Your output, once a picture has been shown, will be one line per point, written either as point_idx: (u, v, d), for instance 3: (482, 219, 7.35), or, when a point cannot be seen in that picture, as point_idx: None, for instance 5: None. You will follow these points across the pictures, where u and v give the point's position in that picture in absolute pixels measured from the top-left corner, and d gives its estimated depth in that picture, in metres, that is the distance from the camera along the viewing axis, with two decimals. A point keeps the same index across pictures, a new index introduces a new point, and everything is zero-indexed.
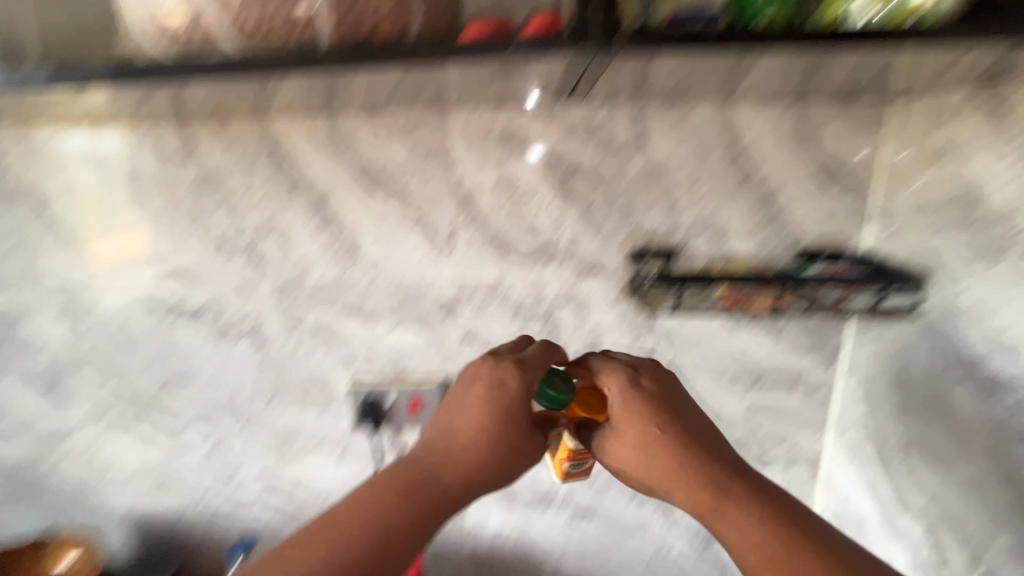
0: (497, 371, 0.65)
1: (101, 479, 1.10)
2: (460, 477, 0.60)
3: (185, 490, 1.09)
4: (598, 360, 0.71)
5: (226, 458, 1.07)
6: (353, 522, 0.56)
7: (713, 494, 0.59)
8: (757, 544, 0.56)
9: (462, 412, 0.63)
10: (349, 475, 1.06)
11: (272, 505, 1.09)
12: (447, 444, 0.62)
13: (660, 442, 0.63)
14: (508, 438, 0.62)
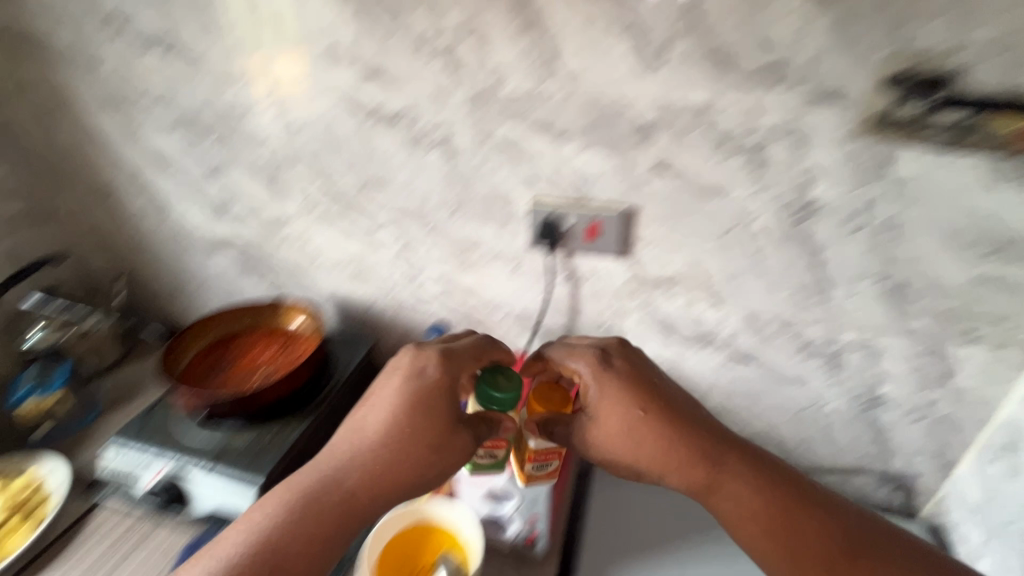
0: (427, 354, 0.86)
1: (310, 264, 1.29)
2: (364, 479, 0.78)
3: (377, 283, 1.25)
4: (554, 352, 0.89)
5: (412, 259, 1.19)
6: (297, 512, 0.76)
7: (701, 465, 0.80)
8: (745, 506, 0.79)
9: (375, 411, 0.83)
10: (519, 289, 1.14)
11: (448, 306, 1.23)
12: (355, 443, 0.81)
13: (635, 416, 0.81)
14: (410, 437, 0.79)
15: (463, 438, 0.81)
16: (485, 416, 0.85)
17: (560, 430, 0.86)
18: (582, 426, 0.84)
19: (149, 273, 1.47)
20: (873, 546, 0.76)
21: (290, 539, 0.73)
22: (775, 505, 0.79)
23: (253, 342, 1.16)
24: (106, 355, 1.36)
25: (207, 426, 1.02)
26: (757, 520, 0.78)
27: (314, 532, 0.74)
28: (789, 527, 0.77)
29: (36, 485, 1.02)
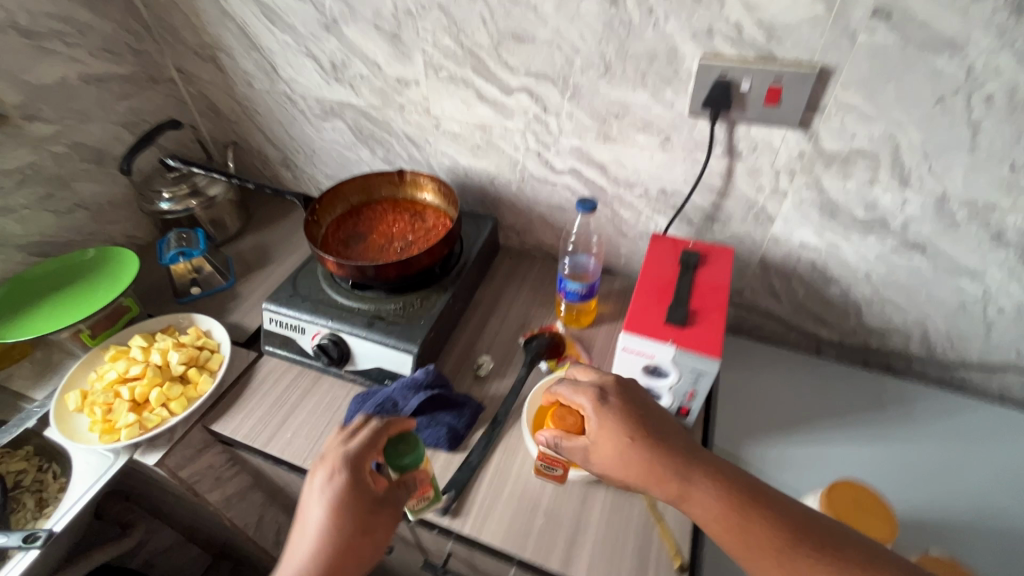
0: (358, 441, 0.75)
1: (430, 134, 1.22)
2: (317, 564, 0.68)
3: (502, 156, 1.18)
4: (558, 386, 0.83)
5: (545, 129, 1.10)
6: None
7: (678, 479, 0.72)
8: (716, 520, 0.70)
9: (301, 537, 0.70)
10: (666, 163, 1.05)
11: (579, 182, 1.16)
12: (293, 556, 0.70)
13: (626, 440, 0.75)
14: (357, 515, 0.71)
15: (389, 498, 0.74)
16: (406, 479, 0.77)
17: (569, 447, 0.80)
18: (581, 456, 0.80)
19: (260, 141, 1.45)
20: (847, 550, 0.66)
21: None
22: (741, 519, 0.69)
23: (387, 213, 1.16)
24: (231, 225, 1.41)
25: (355, 292, 1.05)
26: (726, 532, 0.69)
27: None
28: (753, 531, 0.68)
29: (206, 340, 1.08)
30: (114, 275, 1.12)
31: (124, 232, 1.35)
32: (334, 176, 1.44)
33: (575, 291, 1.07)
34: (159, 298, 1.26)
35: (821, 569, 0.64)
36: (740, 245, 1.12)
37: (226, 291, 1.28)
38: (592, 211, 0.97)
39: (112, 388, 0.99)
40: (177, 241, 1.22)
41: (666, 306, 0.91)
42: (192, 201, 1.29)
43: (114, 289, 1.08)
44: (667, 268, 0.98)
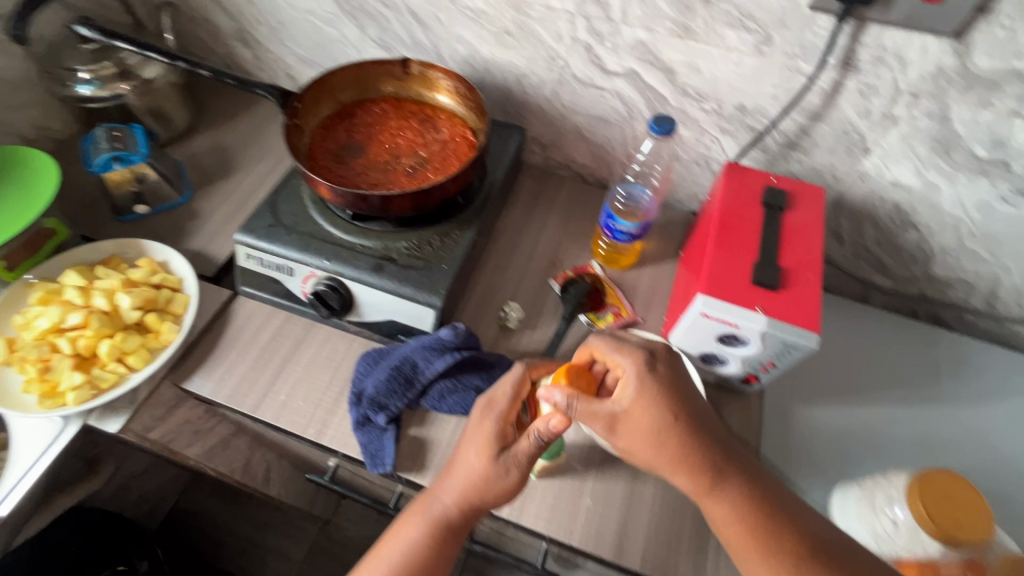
0: (505, 383, 0.70)
1: (443, 11, 0.93)
2: (461, 502, 0.66)
3: (538, 47, 0.92)
4: (597, 340, 0.71)
5: (603, 14, 0.84)
6: (427, 516, 0.67)
7: (700, 479, 0.62)
8: (731, 524, 0.61)
9: (456, 459, 0.68)
10: (756, 71, 0.82)
11: (634, 89, 0.92)
12: (446, 475, 0.68)
13: (661, 420, 0.63)
14: (495, 461, 0.66)
15: (519, 450, 0.65)
16: (532, 430, 0.65)
17: (590, 414, 0.65)
18: (600, 428, 0.66)
19: (207, 5, 1.10)
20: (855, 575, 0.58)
21: (447, 506, 0.67)
22: (757, 527, 0.60)
23: (390, 119, 0.92)
24: (177, 120, 1.11)
25: (355, 223, 0.83)
26: (737, 537, 0.61)
27: (452, 524, 0.66)
28: (766, 543, 0.59)
29: (163, 276, 0.86)
30: (22, 192, 0.83)
31: (32, 123, 1.04)
32: (310, 60, 1.13)
33: (624, 233, 0.89)
34: (92, 215, 0.99)
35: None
36: (817, 179, 0.94)
37: (179, 208, 1.02)
38: (668, 136, 0.75)
39: (46, 339, 0.77)
40: (107, 141, 0.93)
41: (751, 263, 0.74)
42: (121, 84, 0.98)
43: (21, 216, 0.80)
44: (748, 213, 0.80)
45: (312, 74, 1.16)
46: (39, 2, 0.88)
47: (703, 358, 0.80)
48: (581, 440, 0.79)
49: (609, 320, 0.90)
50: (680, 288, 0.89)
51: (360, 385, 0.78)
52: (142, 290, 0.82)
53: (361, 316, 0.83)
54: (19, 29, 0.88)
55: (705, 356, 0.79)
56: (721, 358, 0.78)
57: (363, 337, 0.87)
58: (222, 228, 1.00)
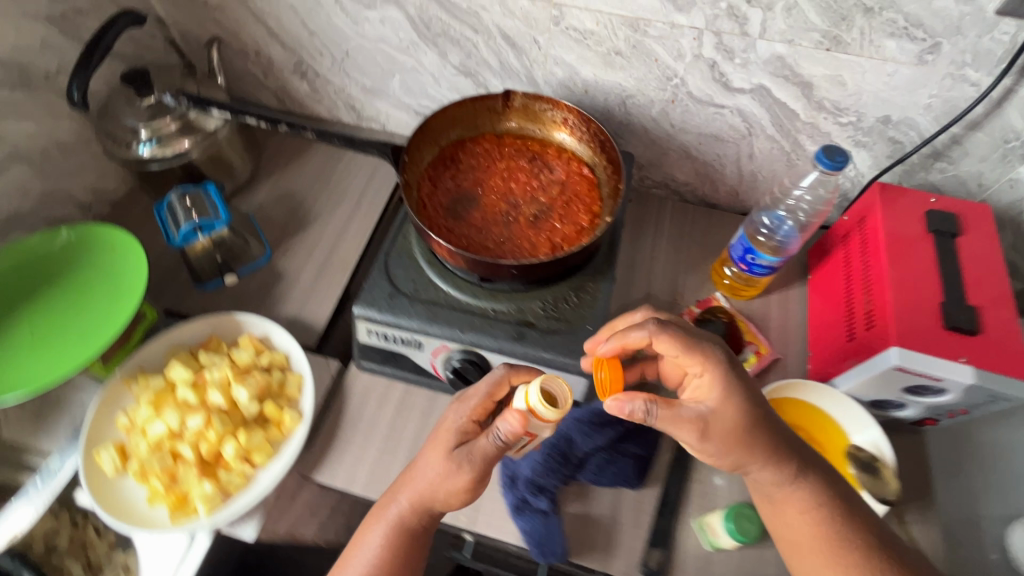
0: (482, 385, 0.65)
1: (543, 33, 0.83)
2: (417, 499, 0.64)
3: (652, 67, 0.83)
4: (670, 341, 0.63)
5: (738, 29, 0.75)
6: (385, 519, 0.65)
7: (778, 467, 0.62)
8: (796, 517, 0.62)
9: (417, 460, 0.66)
10: (912, 82, 0.74)
11: (760, 105, 0.84)
12: (406, 475, 0.66)
13: (739, 425, 0.61)
14: (451, 455, 0.63)
15: (476, 446, 0.61)
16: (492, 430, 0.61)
17: (676, 421, 0.61)
18: (692, 434, 0.61)
19: (261, 39, 0.99)
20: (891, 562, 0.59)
21: (402, 510, 0.65)
22: (828, 513, 0.62)
23: (495, 159, 0.83)
24: (240, 169, 1.01)
25: (483, 285, 0.76)
26: (803, 532, 0.62)
27: (411, 526, 0.65)
28: (839, 534, 0.61)
29: (271, 356, 0.79)
30: (114, 288, 0.75)
31: (88, 187, 0.95)
32: (378, 90, 1.03)
33: (763, 266, 0.82)
34: (169, 286, 0.91)
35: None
36: (958, 188, 0.87)
37: (262, 269, 0.94)
38: (841, 169, 0.67)
39: (168, 448, 0.70)
40: (183, 210, 0.85)
41: (938, 306, 0.68)
42: (184, 141, 0.89)
43: (116, 317, 0.72)
44: (916, 244, 0.73)
45: (378, 104, 1.06)
46: (97, 61, 0.78)
47: (871, 402, 0.75)
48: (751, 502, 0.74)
49: (753, 362, 0.84)
50: (823, 319, 0.83)
51: (512, 465, 0.74)
52: (256, 378, 0.75)
53: None
54: (78, 92, 0.78)
55: (878, 401, 0.74)
56: (896, 402, 0.73)
57: None
58: (313, 289, 0.92)
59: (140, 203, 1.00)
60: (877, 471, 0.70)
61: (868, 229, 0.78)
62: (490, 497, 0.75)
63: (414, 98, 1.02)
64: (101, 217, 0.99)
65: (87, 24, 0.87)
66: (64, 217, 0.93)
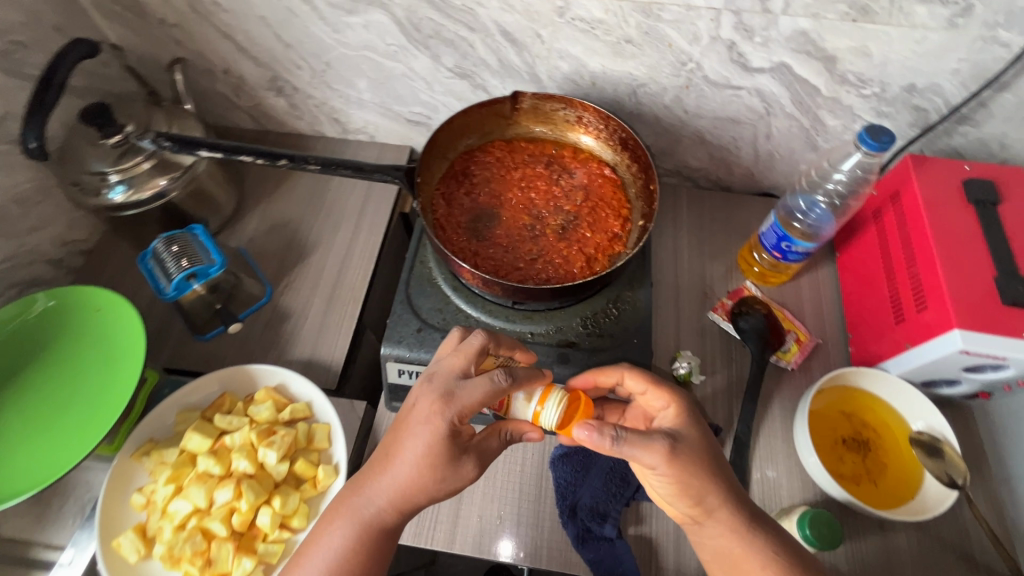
0: (478, 389, 0.54)
1: (547, 26, 0.77)
2: (396, 501, 0.55)
3: (666, 53, 0.78)
4: (637, 376, 0.62)
5: (758, 6, 0.70)
6: (353, 515, 0.55)
7: (734, 510, 0.56)
8: (758, 574, 0.54)
9: (395, 447, 0.55)
10: (941, 47, 0.71)
11: (779, 84, 0.80)
12: (380, 464, 0.56)
13: (705, 458, 0.56)
14: (450, 462, 0.54)
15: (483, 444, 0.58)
16: (501, 428, 0.60)
17: (644, 443, 0.54)
18: (656, 458, 0.54)
19: (230, 56, 0.90)
20: None
21: (379, 506, 0.55)
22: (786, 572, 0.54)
23: (510, 168, 0.77)
24: (225, 203, 0.93)
25: (516, 308, 0.71)
26: None
27: (384, 524, 0.55)
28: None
29: (292, 409, 0.72)
30: (110, 362, 0.68)
31: (55, 240, 0.86)
32: (365, 101, 0.95)
33: (798, 253, 0.79)
34: (164, 339, 0.83)
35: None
36: (980, 150, 0.83)
37: (265, 309, 0.86)
38: (888, 149, 0.64)
39: (197, 528, 0.64)
40: (172, 259, 0.76)
41: (991, 280, 0.66)
42: (161, 180, 0.80)
43: (117, 396, 0.65)
44: (957, 218, 0.71)
45: (365, 115, 0.98)
46: (51, 101, 0.69)
47: (923, 381, 0.74)
48: (811, 499, 0.73)
49: (795, 352, 0.82)
50: (865, 299, 0.81)
51: (571, 495, 0.71)
52: (281, 436, 0.68)
53: None
54: (34, 139, 0.69)
55: (929, 380, 0.73)
56: (951, 380, 0.71)
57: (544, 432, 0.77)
58: (323, 326, 0.85)
59: (117, 249, 0.92)
60: (940, 452, 0.68)
61: (903, 205, 0.75)
62: (547, 529, 0.71)
63: (405, 105, 0.95)
64: (74, 270, 0.90)
65: (32, 58, 0.77)
66: (33, 276, 0.84)
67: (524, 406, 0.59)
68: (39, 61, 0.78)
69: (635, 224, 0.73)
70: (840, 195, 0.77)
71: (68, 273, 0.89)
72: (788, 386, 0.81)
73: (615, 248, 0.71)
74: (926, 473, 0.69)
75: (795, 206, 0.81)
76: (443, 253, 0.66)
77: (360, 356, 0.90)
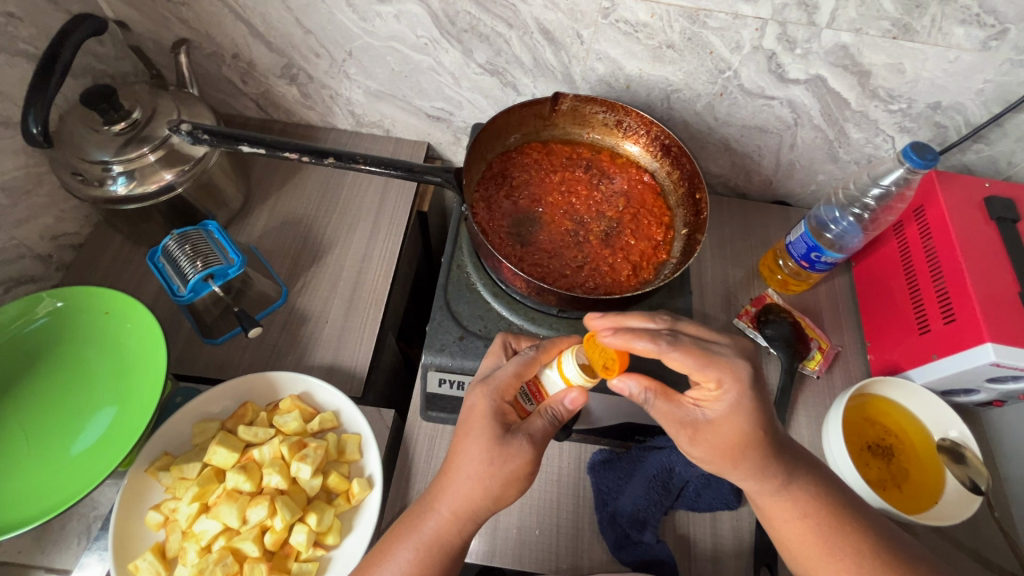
0: (510, 368, 0.56)
1: (589, 26, 0.75)
2: (463, 517, 0.54)
3: (705, 60, 0.77)
4: (685, 359, 0.53)
5: (805, 18, 0.70)
6: (418, 532, 0.54)
7: (765, 480, 0.56)
8: (789, 520, 0.57)
9: (451, 460, 0.55)
10: (971, 68, 0.73)
11: (811, 95, 0.81)
12: (440, 479, 0.55)
13: (755, 430, 0.54)
14: (499, 441, 0.53)
15: (532, 427, 0.53)
16: (544, 408, 0.54)
17: (677, 419, 0.56)
18: (681, 437, 0.56)
19: (242, 39, 0.84)
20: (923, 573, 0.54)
21: (437, 518, 0.54)
22: (820, 523, 0.56)
23: (549, 171, 0.76)
24: (233, 198, 0.87)
25: (560, 315, 0.69)
26: (796, 534, 0.56)
27: (453, 536, 0.54)
28: (831, 546, 0.55)
29: (321, 418, 0.68)
30: (128, 398, 0.63)
31: (45, 233, 0.78)
32: (385, 93, 0.91)
33: (826, 263, 0.81)
34: (171, 343, 0.78)
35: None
36: (988, 168, 0.87)
37: (280, 311, 0.82)
38: (931, 167, 0.66)
39: (227, 547, 0.60)
40: (186, 258, 0.70)
41: (1017, 296, 0.68)
42: (167, 173, 0.73)
43: (119, 443, 0.59)
44: (981, 233, 0.74)
45: (383, 107, 0.94)
46: (55, 84, 0.63)
47: (942, 390, 0.77)
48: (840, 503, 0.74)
49: (819, 359, 0.83)
50: (884, 309, 0.84)
51: (611, 501, 0.71)
52: (314, 449, 0.65)
53: (590, 422, 0.73)
54: (36, 124, 0.62)
55: (949, 389, 0.76)
56: (969, 390, 0.75)
57: (582, 440, 0.76)
58: (344, 330, 0.81)
59: (113, 244, 0.85)
60: (964, 458, 0.71)
61: (927, 220, 0.78)
62: (587, 539, 0.70)
63: (427, 100, 0.91)
64: (64, 265, 0.83)
65: (23, 33, 0.70)
66: (21, 273, 0.76)
67: (551, 375, 0.55)
68: (32, 37, 0.71)
69: (677, 232, 0.73)
70: (870, 210, 0.80)
71: (57, 269, 0.82)
72: (812, 392, 0.83)
73: (659, 257, 0.71)
74: (949, 476, 0.71)
75: (826, 217, 0.83)
76: (493, 256, 0.63)
77: (380, 359, 0.87)
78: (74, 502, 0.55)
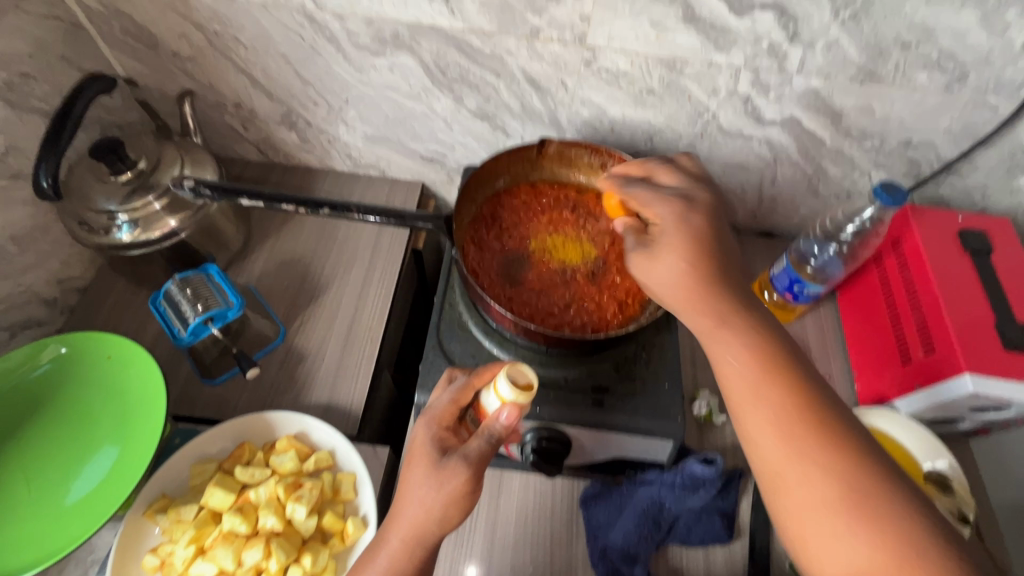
0: (445, 397, 0.59)
1: (572, 75, 0.79)
2: (425, 544, 0.54)
3: (685, 104, 0.81)
4: None
5: (776, 66, 0.75)
6: (376, 562, 0.54)
7: None
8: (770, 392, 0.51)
9: (400, 492, 0.56)
10: (937, 108, 0.77)
11: (788, 135, 0.84)
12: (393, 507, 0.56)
13: None
14: (438, 466, 0.54)
15: (468, 447, 0.54)
16: (482, 428, 0.54)
17: None
18: None
19: (244, 90, 0.89)
20: None
21: (389, 548, 0.54)
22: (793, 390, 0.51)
23: (537, 212, 0.79)
24: (234, 240, 0.90)
25: (550, 352, 0.71)
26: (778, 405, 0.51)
27: (409, 566, 0.53)
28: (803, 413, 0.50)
29: (317, 457, 0.69)
30: (128, 440, 0.64)
31: (51, 278, 0.81)
32: (380, 137, 0.95)
33: (809, 295, 0.86)
34: (171, 386, 0.79)
35: (835, 527, 0.46)
36: (963, 200, 0.89)
37: (279, 351, 0.84)
38: (901, 205, 0.70)
39: None
40: (188, 302, 0.73)
41: (992, 327, 0.71)
42: (171, 219, 0.76)
43: (118, 486, 0.61)
44: (956, 266, 0.76)
45: (379, 150, 0.98)
46: (66, 139, 0.67)
47: (929, 420, 0.78)
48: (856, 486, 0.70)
49: None
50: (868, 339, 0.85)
51: (602, 536, 0.71)
52: (309, 489, 0.66)
53: (582, 457, 0.74)
54: (47, 178, 0.65)
55: (935, 419, 0.77)
56: (954, 419, 0.76)
57: (574, 475, 0.77)
58: (340, 368, 0.83)
59: (116, 287, 0.87)
60: (951, 488, 0.67)
61: (904, 252, 0.80)
62: None
63: (421, 143, 0.94)
64: (68, 309, 0.85)
65: (38, 90, 0.74)
66: (26, 318, 0.79)
67: (487, 396, 0.54)
68: (46, 94, 0.75)
69: None
70: (848, 243, 0.82)
71: (61, 313, 0.84)
72: None
73: None
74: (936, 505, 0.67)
75: (807, 250, 0.85)
76: (482, 295, 0.66)
77: (376, 397, 0.88)
78: (64, 554, 0.56)
